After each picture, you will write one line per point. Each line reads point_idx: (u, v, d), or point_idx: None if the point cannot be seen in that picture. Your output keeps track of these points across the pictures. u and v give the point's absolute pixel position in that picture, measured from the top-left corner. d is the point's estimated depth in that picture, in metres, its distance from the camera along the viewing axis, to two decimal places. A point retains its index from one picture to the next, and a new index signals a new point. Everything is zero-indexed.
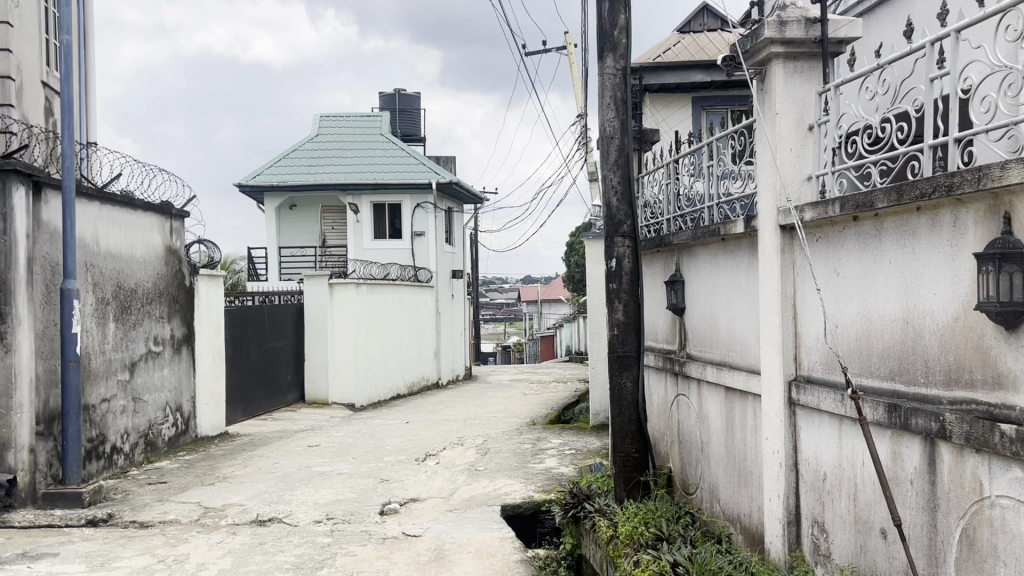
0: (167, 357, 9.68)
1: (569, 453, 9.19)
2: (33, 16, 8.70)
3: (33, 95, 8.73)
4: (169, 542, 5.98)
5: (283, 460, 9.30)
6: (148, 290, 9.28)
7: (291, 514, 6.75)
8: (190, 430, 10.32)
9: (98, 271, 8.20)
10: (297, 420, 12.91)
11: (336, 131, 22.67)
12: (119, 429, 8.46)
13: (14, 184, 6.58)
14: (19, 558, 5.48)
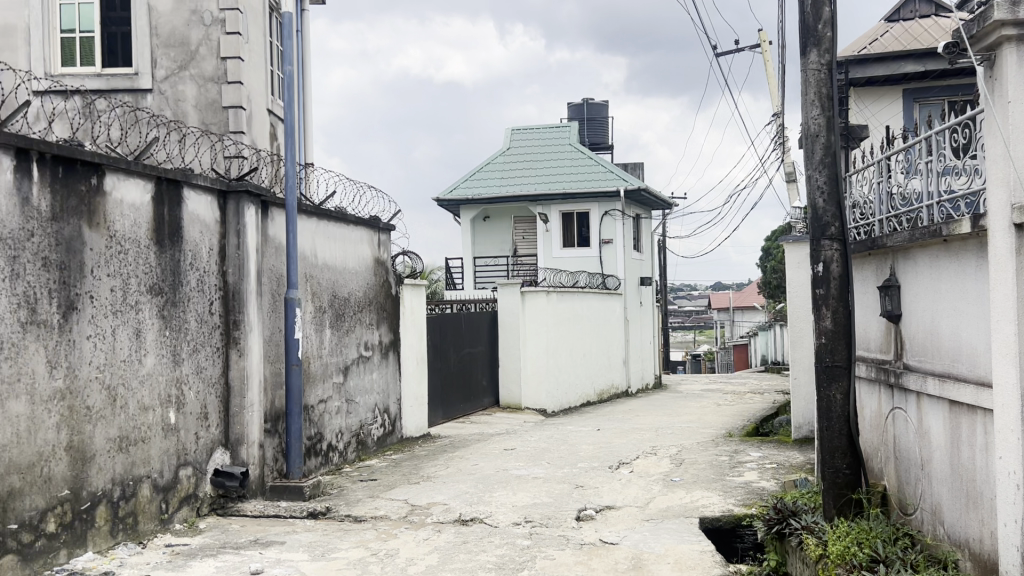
0: (376, 362, 10.31)
1: (769, 467, 8.83)
2: (260, 51, 9.58)
3: (262, 122, 9.60)
4: (381, 536, 6.35)
5: (482, 462, 9.62)
6: (360, 299, 9.93)
7: (491, 515, 6.96)
8: (397, 431, 10.91)
9: (316, 282, 8.86)
10: (493, 424, 13.28)
11: (527, 142, 23.15)
12: (334, 428, 9.09)
13: (247, 204, 7.26)
14: (253, 544, 6.02)
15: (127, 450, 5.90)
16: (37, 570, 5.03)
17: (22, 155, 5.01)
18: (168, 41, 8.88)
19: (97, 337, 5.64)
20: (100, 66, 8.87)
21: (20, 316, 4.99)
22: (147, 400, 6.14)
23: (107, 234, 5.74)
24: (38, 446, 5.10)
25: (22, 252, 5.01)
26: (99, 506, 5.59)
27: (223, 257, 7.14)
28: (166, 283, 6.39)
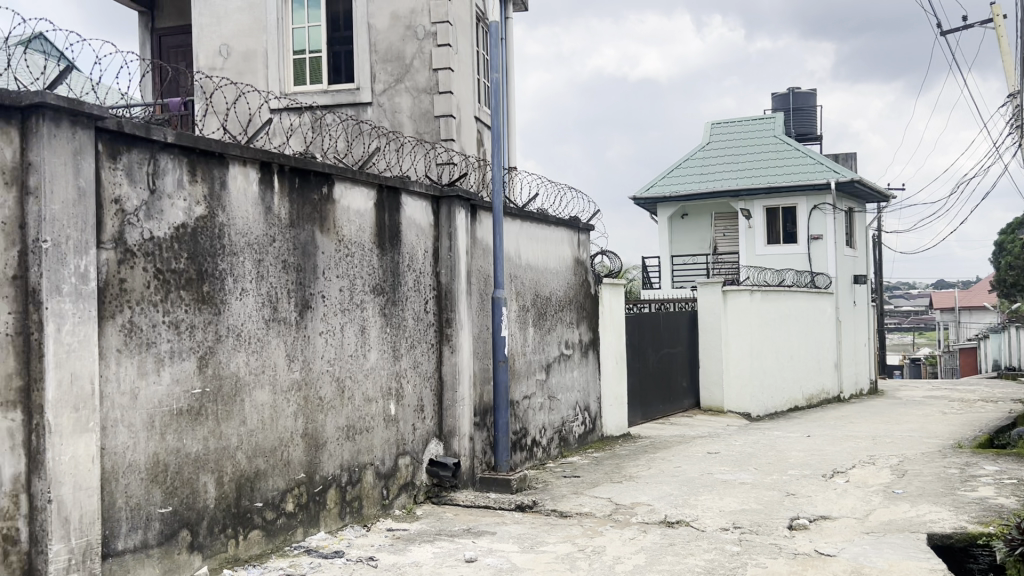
0: (577, 360, 10.42)
1: (1008, 483, 8.01)
2: (468, 60, 9.98)
3: (470, 129, 9.99)
4: (587, 533, 6.42)
5: (685, 464, 9.46)
6: (561, 298, 10.08)
7: (698, 518, 6.83)
8: (598, 429, 10.98)
9: (520, 281, 9.10)
10: (695, 426, 13.01)
11: (729, 136, 22.47)
12: (538, 424, 9.30)
13: (457, 208, 7.59)
14: (466, 533, 6.29)
15: (354, 438, 6.36)
16: (278, 545, 5.53)
17: (265, 169, 5.54)
18: (385, 56, 9.46)
19: (328, 334, 6.11)
20: (327, 83, 9.62)
21: (265, 313, 5.52)
22: (370, 393, 6.58)
23: (337, 239, 6.21)
24: (279, 431, 5.62)
25: (265, 256, 5.52)
26: (329, 489, 6.07)
27: (436, 259, 7.50)
28: (387, 283, 6.81)
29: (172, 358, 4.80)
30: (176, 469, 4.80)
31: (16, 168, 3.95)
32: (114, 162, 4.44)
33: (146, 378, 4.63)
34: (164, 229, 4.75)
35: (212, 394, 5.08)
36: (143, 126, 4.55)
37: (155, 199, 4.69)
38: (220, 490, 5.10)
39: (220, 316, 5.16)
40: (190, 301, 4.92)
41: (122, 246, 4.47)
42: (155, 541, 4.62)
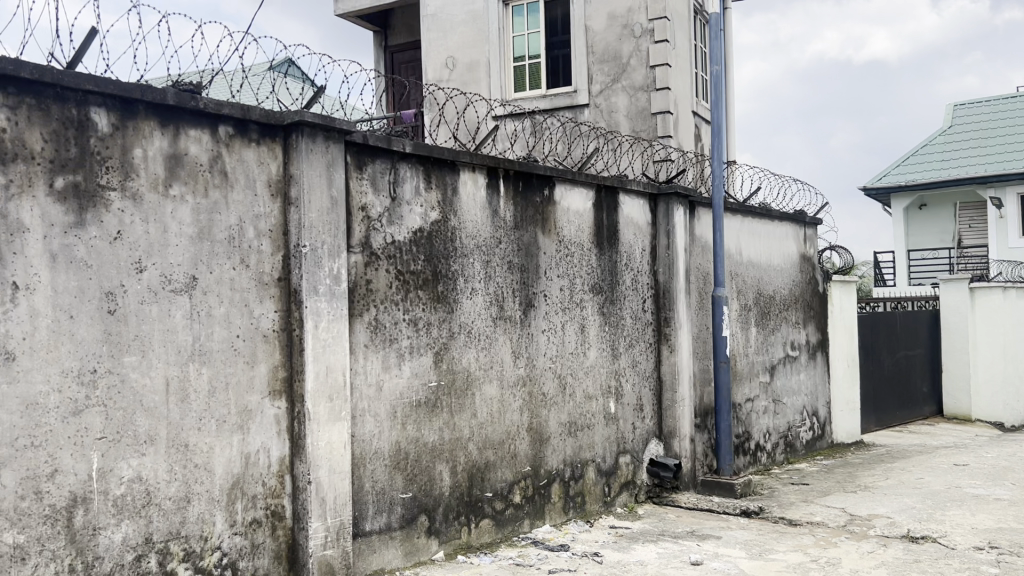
0: (803, 362, 9.92)
1: None
2: (686, 55, 9.81)
3: (688, 124, 9.82)
4: (820, 543, 6.10)
5: (928, 476, 8.72)
6: (786, 296, 9.65)
7: (946, 535, 6.28)
8: (827, 435, 10.40)
9: (742, 279, 8.81)
10: (938, 436, 11.95)
11: (973, 117, 20.47)
12: (762, 428, 8.97)
13: (676, 205, 7.48)
14: (690, 535, 6.19)
15: (576, 435, 6.46)
16: (507, 535, 5.73)
17: (492, 173, 5.76)
18: (602, 56, 9.53)
19: (551, 332, 6.26)
20: (546, 87, 9.86)
21: (492, 311, 5.74)
22: (591, 390, 6.66)
23: (558, 239, 6.34)
24: (507, 425, 5.82)
25: (493, 257, 5.75)
26: (554, 483, 6.21)
27: (654, 257, 7.45)
28: (606, 282, 6.86)
29: (411, 353, 5.13)
30: (415, 457, 5.12)
31: (280, 181, 4.39)
32: (360, 172, 4.82)
33: (389, 371, 4.98)
34: (404, 234, 5.09)
35: (446, 387, 5.37)
36: (385, 138, 4.90)
37: (396, 206, 5.03)
38: (454, 479, 5.38)
39: (453, 314, 5.43)
40: (426, 300, 5.23)
41: (368, 250, 4.84)
42: (398, 524, 4.96)
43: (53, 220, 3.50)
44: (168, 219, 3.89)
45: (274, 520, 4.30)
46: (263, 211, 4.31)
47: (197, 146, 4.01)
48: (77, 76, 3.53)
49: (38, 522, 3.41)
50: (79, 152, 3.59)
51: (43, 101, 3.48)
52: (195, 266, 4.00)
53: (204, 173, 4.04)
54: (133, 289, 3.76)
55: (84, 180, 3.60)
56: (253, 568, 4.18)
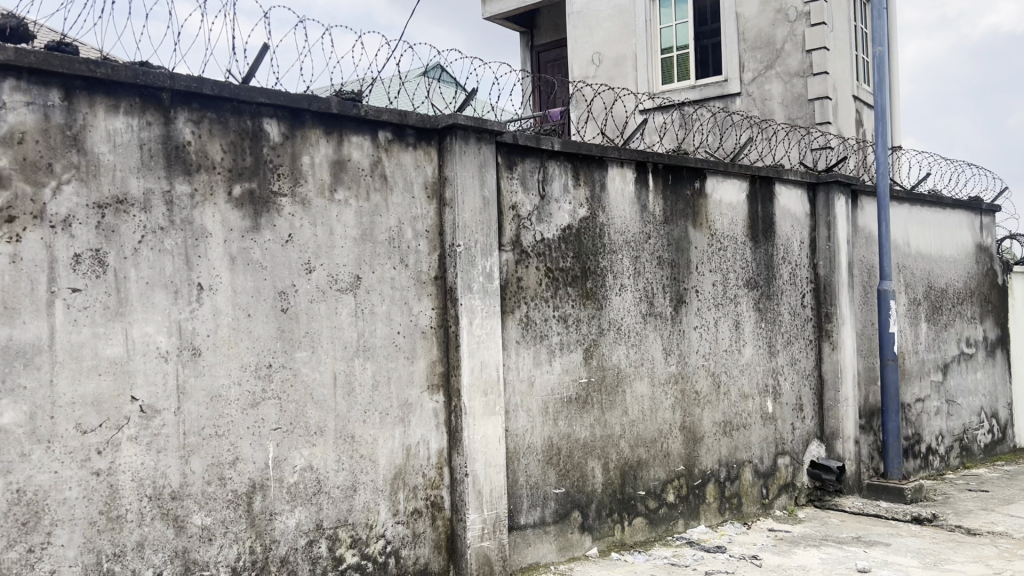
0: (981, 359, 9.23)
1: None
2: (845, 37, 9.33)
3: (848, 110, 9.34)
4: (1004, 555, 5.65)
5: None
6: (960, 289, 9.00)
7: None
8: (1008, 439, 9.62)
9: (910, 271, 8.28)
10: None
11: None
12: (934, 429, 8.41)
13: (836, 194, 7.13)
14: (856, 541, 5.89)
15: (731, 434, 6.29)
16: (661, 534, 5.67)
17: (641, 168, 5.70)
18: (755, 44, 9.22)
19: (703, 328, 6.12)
20: (695, 78, 9.66)
21: (642, 308, 5.68)
22: (747, 388, 6.46)
23: (710, 233, 6.19)
24: (659, 423, 5.75)
25: (643, 252, 5.69)
26: (709, 483, 6.08)
27: (814, 250, 7.14)
28: (761, 277, 6.63)
29: (562, 350, 5.16)
30: (567, 453, 5.15)
31: (435, 183, 4.53)
32: (511, 172, 4.89)
33: (541, 367, 5.03)
34: (554, 231, 5.12)
35: (597, 384, 5.37)
36: (535, 137, 4.94)
37: (545, 204, 5.08)
38: (606, 476, 5.37)
39: (603, 311, 5.42)
40: (576, 297, 5.24)
41: (519, 248, 4.91)
42: (552, 518, 5.01)
43: (232, 225, 3.76)
44: (333, 222, 4.10)
45: (433, 510, 4.44)
46: (420, 212, 4.45)
47: (359, 152, 4.20)
48: (251, 90, 3.77)
49: (223, 506, 3.68)
50: (254, 162, 3.83)
51: (222, 115, 3.74)
52: (359, 266, 4.19)
53: (365, 178, 4.23)
54: (304, 288, 3.98)
55: (259, 187, 3.85)
56: (414, 556, 4.33)
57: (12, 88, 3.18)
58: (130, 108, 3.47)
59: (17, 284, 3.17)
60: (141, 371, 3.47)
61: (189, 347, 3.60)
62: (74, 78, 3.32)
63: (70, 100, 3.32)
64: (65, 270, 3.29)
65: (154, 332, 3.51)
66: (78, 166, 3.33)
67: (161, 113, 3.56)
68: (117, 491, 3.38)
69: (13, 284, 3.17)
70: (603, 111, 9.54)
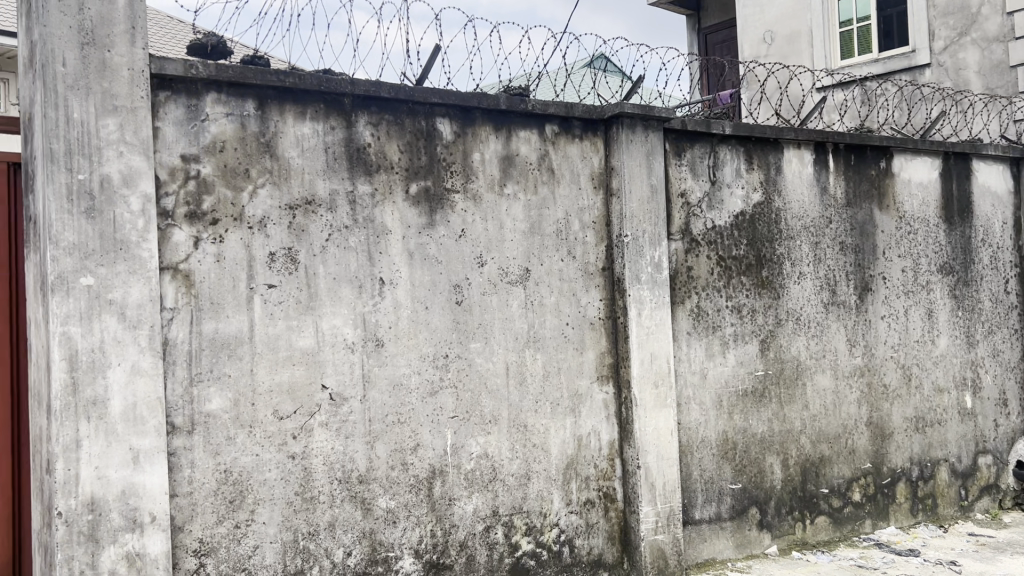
0: None
1: None
2: None
3: None
4: None
5: None
6: None
7: None
8: None
9: None
10: None
11: None
12: None
13: None
14: None
15: (924, 431, 5.87)
16: (847, 535, 5.38)
17: (820, 149, 5.42)
18: (946, 9, 8.46)
19: (892, 318, 5.74)
20: (877, 51, 9.11)
21: (824, 296, 5.41)
22: (942, 382, 6.00)
23: (898, 215, 5.79)
24: (844, 418, 5.46)
25: (823, 238, 5.41)
26: (899, 482, 5.71)
27: (1018, 230, 6.52)
28: (957, 261, 6.13)
29: (736, 341, 5.00)
30: (744, 448, 4.99)
31: (603, 173, 4.51)
32: (680, 158, 4.79)
33: (714, 358, 4.90)
34: (726, 218, 4.97)
35: (774, 376, 5.16)
36: (704, 121, 4.81)
37: (717, 190, 4.93)
38: (786, 473, 5.16)
39: (780, 300, 5.20)
40: (751, 286, 5.06)
41: (689, 237, 4.80)
42: (728, 514, 4.88)
43: (409, 222, 3.91)
44: (503, 216, 4.17)
45: (606, 501, 4.43)
46: (588, 203, 4.45)
47: (527, 147, 4.25)
48: (425, 91, 3.90)
49: (406, 490, 3.84)
50: (427, 160, 3.97)
51: (398, 116, 3.90)
52: (529, 259, 4.24)
53: (534, 171, 4.27)
54: (477, 281, 4.09)
55: (433, 184, 3.98)
56: (588, 546, 4.35)
57: (213, 101, 3.46)
58: (316, 114, 3.69)
59: (221, 282, 3.45)
60: (331, 361, 3.68)
61: (372, 339, 3.79)
62: (267, 89, 3.57)
63: (263, 109, 3.57)
64: (262, 268, 3.54)
65: (341, 324, 3.71)
66: (271, 171, 3.58)
67: (343, 117, 3.75)
68: (310, 474, 3.61)
69: (218, 281, 3.44)
70: (777, 90, 9.15)
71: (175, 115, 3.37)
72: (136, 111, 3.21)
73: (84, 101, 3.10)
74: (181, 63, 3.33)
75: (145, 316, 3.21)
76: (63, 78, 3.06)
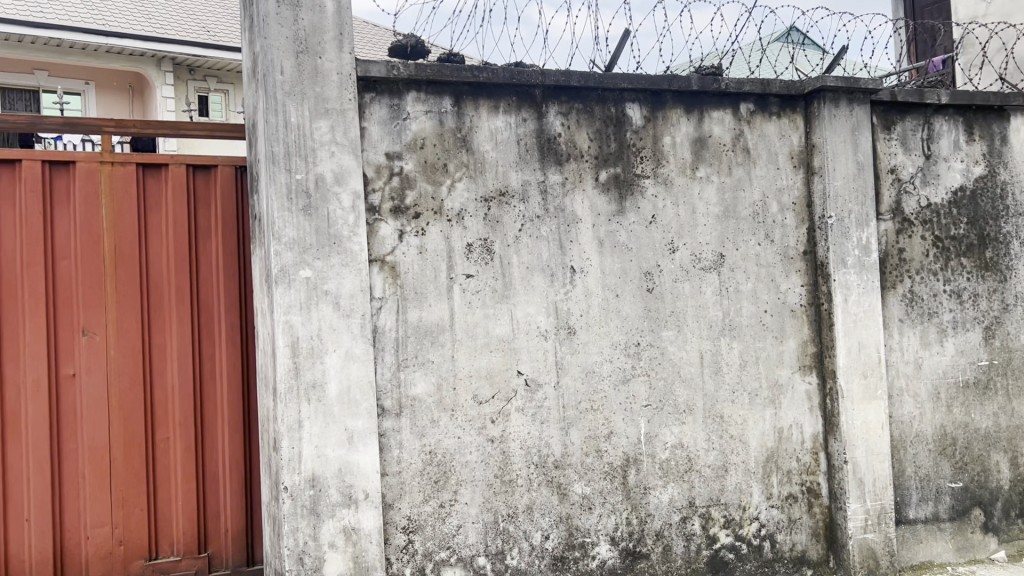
0: None
1: None
2: None
3: None
4: None
5: None
6: None
7: None
8: None
9: None
10: None
11: None
12: None
13: None
14: None
15: None
16: None
17: None
18: None
19: None
20: None
21: None
22: None
23: None
24: None
25: None
26: None
27: None
28: None
29: (956, 328, 4.60)
30: (965, 444, 4.59)
31: (803, 152, 4.28)
32: (889, 132, 4.47)
33: (930, 347, 4.54)
34: (942, 194, 4.58)
35: (1001, 367, 4.71)
36: (916, 91, 4.45)
37: (932, 164, 4.56)
38: (1015, 472, 4.70)
39: (1007, 283, 4.72)
40: (973, 268, 4.64)
41: (900, 216, 4.47)
42: (947, 515, 4.52)
43: (600, 210, 3.91)
44: (696, 200, 4.07)
45: (810, 496, 4.23)
46: (786, 184, 4.25)
47: (720, 128, 4.12)
48: (615, 77, 3.88)
49: (601, 477, 3.86)
50: (617, 147, 3.94)
51: (588, 105, 3.90)
52: (723, 243, 4.12)
53: (728, 153, 4.13)
54: (669, 268, 4.02)
55: (623, 171, 3.95)
56: (791, 542, 4.17)
57: (413, 100, 3.62)
58: (508, 107, 3.76)
59: (423, 272, 3.60)
60: (526, 348, 3.76)
61: (565, 326, 3.82)
62: (462, 85, 3.68)
63: (459, 105, 3.68)
64: (460, 258, 3.66)
65: (534, 312, 3.78)
66: (467, 165, 3.69)
67: (535, 108, 3.80)
68: (508, 458, 3.71)
69: (421, 272, 3.60)
70: (999, 51, 8.32)
71: (379, 115, 3.55)
72: (345, 113, 3.42)
73: (300, 106, 3.33)
74: (384, 65, 3.50)
75: (357, 306, 3.41)
76: (282, 85, 3.30)
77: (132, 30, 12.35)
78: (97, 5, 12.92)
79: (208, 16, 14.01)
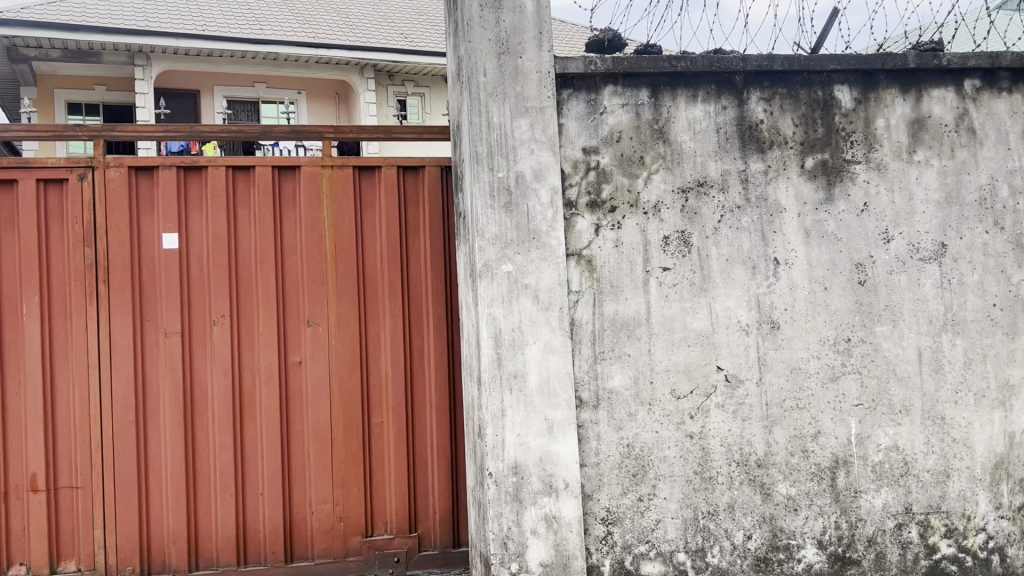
0: None
1: None
2: None
3: None
4: None
5: None
6: None
7: None
8: None
9: None
10: None
11: None
12: None
13: None
14: None
15: None
16: None
17: None
18: None
19: None
20: None
21: None
22: None
23: None
24: None
25: None
26: None
27: None
28: None
29: None
30: None
31: None
32: None
33: None
34: None
35: None
36: None
37: None
38: None
39: None
40: None
41: None
42: None
43: (806, 199, 3.74)
44: (913, 185, 3.80)
45: None
46: (1019, 165, 3.87)
47: (941, 107, 3.82)
48: (821, 59, 3.69)
49: (808, 478, 3.70)
50: (825, 132, 3.76)
51: (792, 89, 3.74)
52: (944, 231, 3.82)
53: (950, 134, 3.82)
54: (883, 259, 3.78)
55: (831, 157, 3.76)
56: None
57: (611, 93, 3.63)
58: (707, 95, 3.68)
59: (621, 265, 3.61)
60: (725, 343, 3.67)
61: (768, 321, 3.70)
62: (660, 76, 3.65)
63: (656, 97, 3.65)
64: (657, 252, 3.64)
65: (734, 306, 3.68)
66: (664, 156, 3.65)
67: (735, 96, 3.70)
68: (708, 455, 3.65)
69: (618, 265, 3.61)
70: None
71: (577, 110, 3.59)
72: (544, 110, 3.49)
73: (502, 105, 3.44)
74: (581, 61, 3.53)
75: (556, 299, 3.48)
76: (485, 87, 3.42)
77: (338, 40, 13.26)
78: (310, 19, 13.98)
79: (408, 24, 14.82)
